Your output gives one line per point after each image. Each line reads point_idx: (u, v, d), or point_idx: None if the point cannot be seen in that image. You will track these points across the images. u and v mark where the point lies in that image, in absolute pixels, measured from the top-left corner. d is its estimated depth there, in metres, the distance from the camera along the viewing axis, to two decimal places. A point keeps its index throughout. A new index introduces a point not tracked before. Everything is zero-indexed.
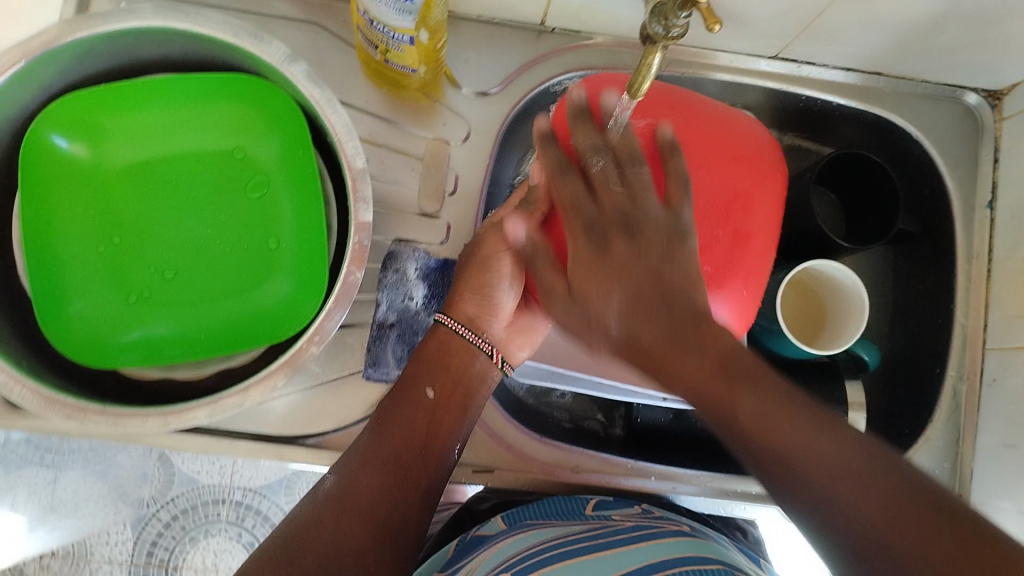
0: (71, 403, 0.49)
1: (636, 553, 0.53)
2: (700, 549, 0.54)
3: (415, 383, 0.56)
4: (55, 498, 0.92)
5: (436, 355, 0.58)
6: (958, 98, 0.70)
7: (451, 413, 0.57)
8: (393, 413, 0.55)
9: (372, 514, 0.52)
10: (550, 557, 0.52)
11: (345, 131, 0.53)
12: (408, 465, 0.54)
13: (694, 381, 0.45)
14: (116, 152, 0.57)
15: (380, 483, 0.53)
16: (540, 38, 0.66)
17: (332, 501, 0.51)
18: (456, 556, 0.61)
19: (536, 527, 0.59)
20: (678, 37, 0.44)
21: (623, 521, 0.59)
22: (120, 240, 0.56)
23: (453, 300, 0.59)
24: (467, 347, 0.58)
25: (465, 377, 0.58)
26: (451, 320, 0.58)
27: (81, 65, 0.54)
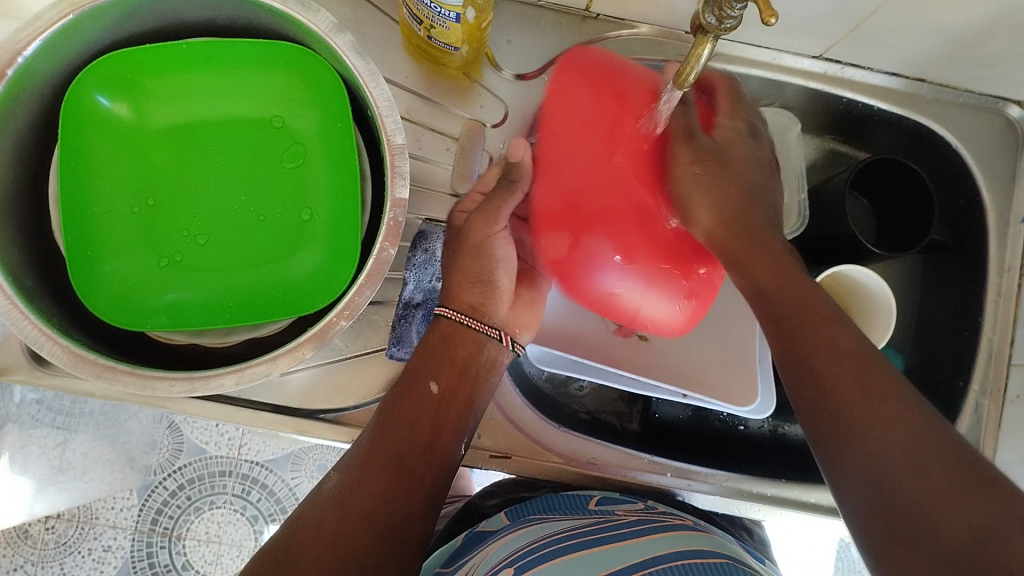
0: (101, 362, 0.49)
1: (641, 545, 0.52)
2: (710, 545, 0.54)
3: (423, 376, 0.55)
4: (64, 461, 0.93)
5: (440, 348, 0.57)
6: (1000, 110, 0.69)
7: (454, 410, 0.56)
8: (400, 405, 0.53)
9: (380, 506, 0.49)
10: (553, 549, 0.52)
11: (387, 107, 0.53)
12: (416, 457, 0.52)
13: (771, 306, 0.51)
14: (156, 114, 0.57)
15: (389, 473, 0.50)
16: (583, 23, 0.66)
17: (336, 498, 0.48)
18: (462, 550, 0.61)
19: (539, 522, 0.59)
20: (730, 29, 0.44)
21: (626, 515, 0.59)
22: (155, 203, 0.56)
23: (452, 292, 0.59)
24: (470, 334, 0.58)
25: (471, 367, 0.57)
26: (453, 311, 0.58)
27: (129, 23, 0.53)
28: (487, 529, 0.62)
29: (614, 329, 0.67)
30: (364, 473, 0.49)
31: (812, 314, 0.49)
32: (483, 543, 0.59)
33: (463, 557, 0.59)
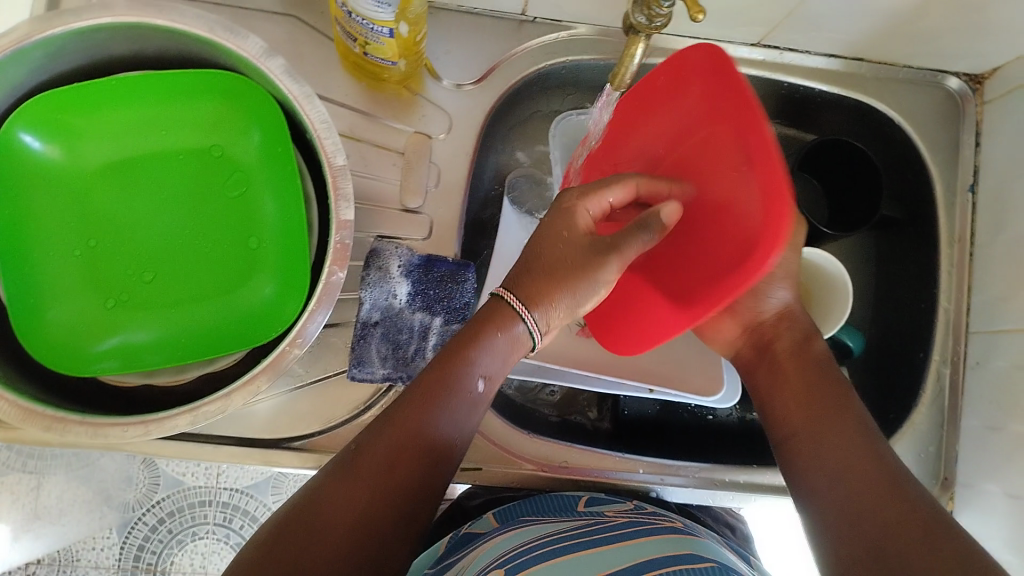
0: (50, 414, 0.48)
1: (633, 549, 0.52)
2: (690, 547, 0.53)
3: (464, 366, 0.50)
4: (39, 505, 0.91)
5: (483, 337, 0.50)
6: (939, 82, 0.70)
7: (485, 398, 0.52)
8: (434, 389, 0.49)
9: (398, 504, 0.46)
10: (547, 551, 0.52)
11: (324, 128, 0.52)
12: (441, 451, 0.48)
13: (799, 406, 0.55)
14: (91, 152, 0.55)
15: (415, 470, 0.47)
16: (521, 27, 0.66)
17: (348, 473, 0.46)
18: (449, 551, 0.60)
19: (530, 523, 0.59)
20: (660, 27, 0.45)
21: (617, 516, 0.59)
22: (97, 244, 0.55)
23: (521, 278, 0.52)
24: (526, 333, 0.52)
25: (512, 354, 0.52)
26: (518, 301, 0.51)
27: (53, 64, 0.52)
28: (474, 531, 0.61)
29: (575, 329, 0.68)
30: (389, 469, 0.46)
31: (828, 392, 0.54)
32: (474, 544, 0.59)
33: (453, 556, 0.59)
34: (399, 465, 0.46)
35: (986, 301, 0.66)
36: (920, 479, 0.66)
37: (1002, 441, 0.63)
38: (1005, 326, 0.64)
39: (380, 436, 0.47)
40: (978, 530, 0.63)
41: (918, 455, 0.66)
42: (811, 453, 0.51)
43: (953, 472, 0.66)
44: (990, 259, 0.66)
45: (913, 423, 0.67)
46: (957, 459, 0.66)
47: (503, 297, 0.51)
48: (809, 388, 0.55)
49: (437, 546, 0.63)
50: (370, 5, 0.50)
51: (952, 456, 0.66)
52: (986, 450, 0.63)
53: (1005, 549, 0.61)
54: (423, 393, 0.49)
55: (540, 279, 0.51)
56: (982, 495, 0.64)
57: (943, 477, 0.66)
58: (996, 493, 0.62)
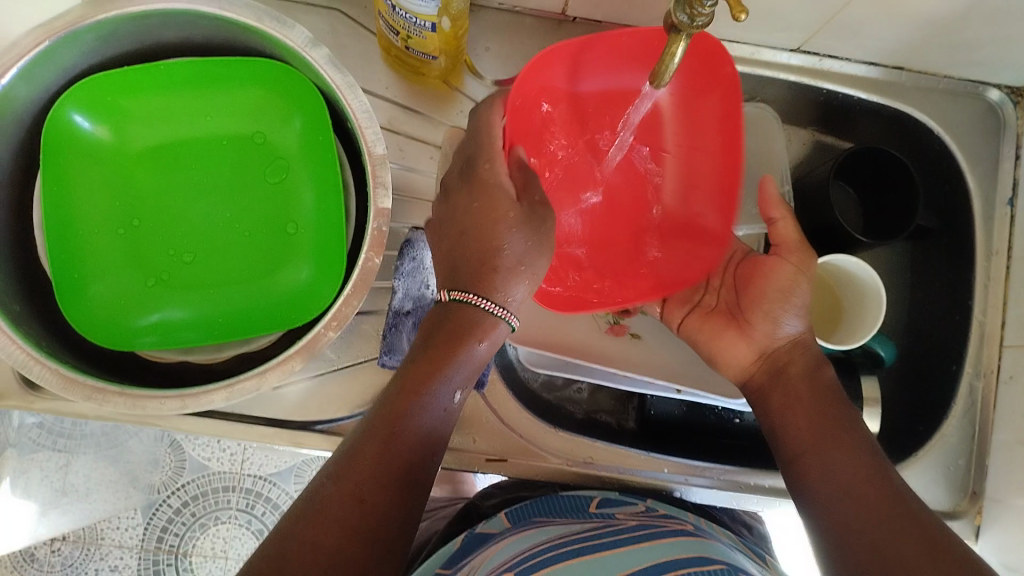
0: (90, 384, 0.50)
1: (641, 553, 0.52)
2: (704, 550, 0.53)
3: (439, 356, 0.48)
4: (67, 482, 0.92)
5: (452, 339, 0.49)
6: (980, 94, 0.69)
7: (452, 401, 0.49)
8: (406, 415, 0.46)
9: (374, 538, 0.43)
10: (558, 552, 0.52)
11: (366, 117, 0.53)
12: (415, 478, 0.46)
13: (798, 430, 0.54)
14: (138, 135, 0.57)
15: (389, 499, 0.44)
16: (560, 27, 0.66)
17: (319, 508, 0.43)
18: (461, 552, 0.60)
19: (542, 525, 0.59)
20: (702, 26, 0.44)
21: (627, 519, 0.59)
22: (140, 223, 0.56)
23: (475, 271, 0.50)
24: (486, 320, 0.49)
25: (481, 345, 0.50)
26: (474, 297, 0.49)
27: (105, 48, 0.54)
28: (488, 531, 0.61)
29: (605, 327, 0.68)
30: (358, 502, 0.43)
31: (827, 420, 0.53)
32: (484, 545, 0.59)
33: (465, 557, 0.59)
34: (370, 496, 0.44)
35: (1020, 316, 0.65)
36: (946, 493, 0.66)
37: None
38: None
39: (346, 466, 0.44)
40: (1004, 544, 0.63)
41: (943, 467, 0.66)
42: (821, 481, 0.50)
43: (982, 488, 0.66)
44: None
45: (944, 435, 0.67)
46: (985, 473, 0.65)
47: (467, 302, 0.49)
48: (823, 414, 0.53)
49: (452, 544, 0.63)
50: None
51: (980, 470, 0.66)
52: (1017, 465, 0.63)
53: None
54: (390, 420, 0.46)
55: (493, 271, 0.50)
56: (1009, 510, 0.63)
57: (971, 491, 0.66)
58: (1023, 509, 0.62)
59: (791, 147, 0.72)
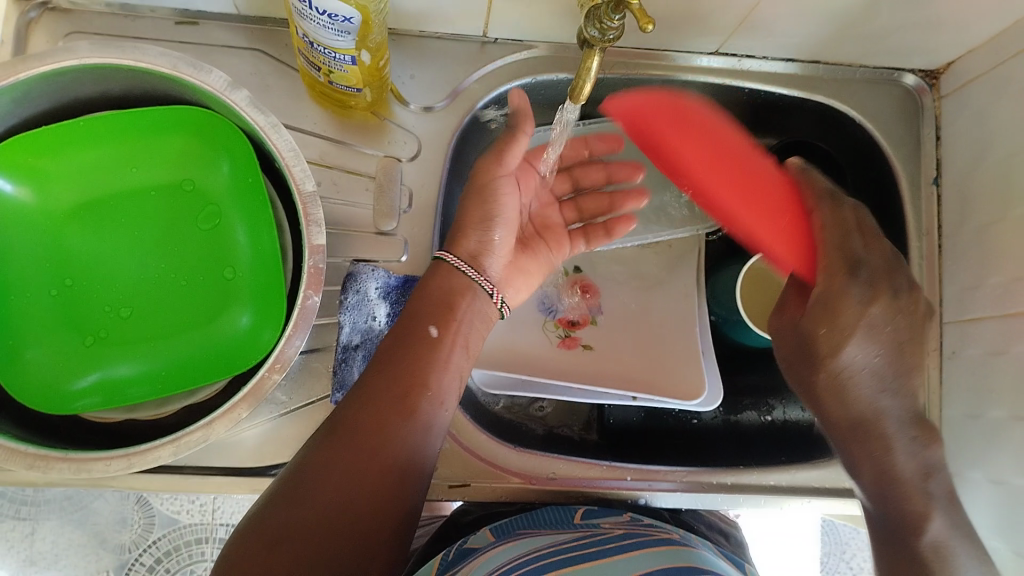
0: (34, 452, 0.48)
1: (630, 562, 0.53)
2: (687, 559, 0.54)
3: (415, 322, 0.56)
4: (34, 551, 0.91)
5: (435, 292, 0.57)
6: (897, 80, 0.71)
7: (455, 351, 0.56)
8: (421, 368, 0.54)
9: (380, 486, 0.50)
10: (542, 565, 0.52)
11: (292, 156, 0.53)
12: (425, 429, 0.53)
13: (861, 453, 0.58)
14: (61, 193, 0.56)
15: (399, 446, 0.52)
16: (483, 49, 0.67)
17: (336, 434, 0.50)
18: (442, 567, 0.60)
19: (525, 536, 0.59)
20: (614, 39, 0.45)
21: (612, 528, 0.60)
22: (73, 283, 0.55)
23: (453, 237, 0.60)
24: (466, 284, 0.58)
25: (465, 315, 0.58)
26: (452, 257, 0.58)
27: (19, 109, 0.53)
28: (471, 546, 0.61)
29: (555, 341, 0.70)
30: (369, 425, 0.51)
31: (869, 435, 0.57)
32: (467, 558, 0.59)
33: (447, 570, 0.59)
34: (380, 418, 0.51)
35: (958, 291, 0.67)
36: None
37: (983, 426, 0.63)
38: (976, 315, 0.65)
39: (358, 407, 0.51)
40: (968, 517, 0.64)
41: None
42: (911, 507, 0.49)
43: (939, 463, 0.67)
44: (957, 249, 0.67)
45: None
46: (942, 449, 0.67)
47: (442, 258, 0.58)
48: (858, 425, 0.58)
49: (430, 567, 0.62)
50: (330, 34, 0.51)
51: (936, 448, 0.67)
52: (969, 439, 0.64)
53: (994, 534, 0.62)
54: (406, 372, 0.53)
55: (468, 235, 0.60)
56: (968, 482, 0.65)
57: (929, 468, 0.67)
58: (980, 481, 0.63)
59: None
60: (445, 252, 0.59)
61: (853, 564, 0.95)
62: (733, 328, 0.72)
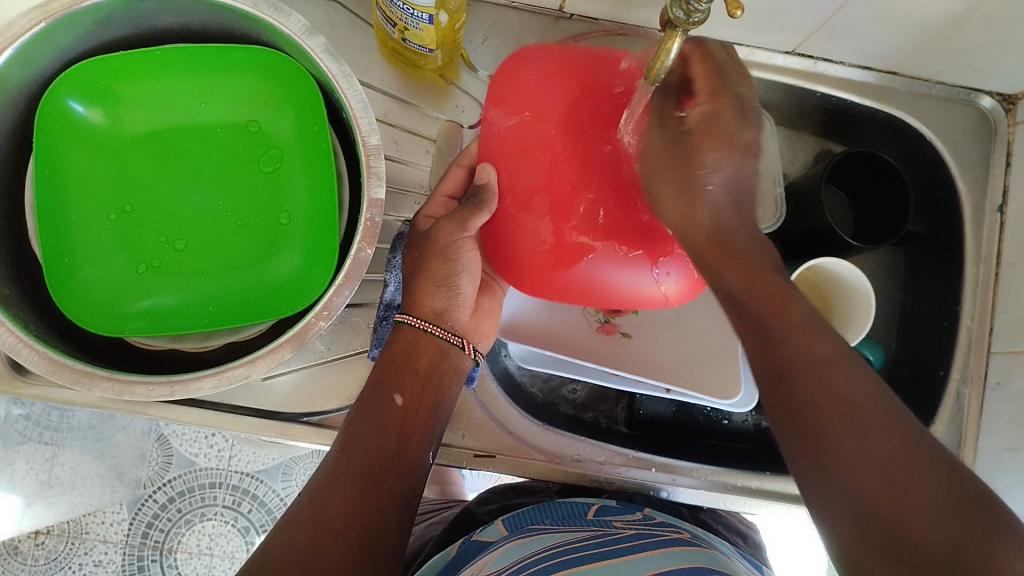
0: (78, 368, 0.49)
1: (642, 563, 0.52)
2: (705, 561, 0.53)
3: (379, 390, 0.53)
4: (52, 475, 0.94)
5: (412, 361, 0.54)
6: (973, 101, 0.70)
7: (419, 420, 0.54)
8: (394, 434, 0.52)
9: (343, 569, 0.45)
10: (552, 563, 0.52)
11: (361, 107, 0.53)
12: (398, 497, 0.50)
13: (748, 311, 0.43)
14: (131, 120, 0.57)
15: (365, 521, 0.48)
16: (558, 23, 0.66)
17: (301, 519, 0.46)
18: (456, 558, 0.60)
19: (540, 532, 0.59)
20: (700, 23, 0.41)
21: (625, 527, 0.58)
22: (133, 209, 0.56)
23: (415, 296, 0.56)
24: (434, 344, 0.55)
25: (435, 377, 0.55)
26: (416, 319, 0.55)
27: (101, 32, 0.54)
28: (484, 539, 0.61)
29: (594, 325, 0.68)
30: (327, 500, 0.47)
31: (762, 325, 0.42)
32: (480, 553, 0.58)
33: (461, 564, 0.58)
34: (340, 495, 0.47)
35: (1009, 322, 0.65)
36: None
37: (1017, 459, 0.62)
38: None
39: (320, 485, 0.48)
40: None
41: None
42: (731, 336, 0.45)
43: None
44: (1014, 280, 0.66)
45: None
46: None
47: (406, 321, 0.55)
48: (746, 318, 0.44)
49: (447, 551, 0.62)
50: None
51: None
52: (1003, 471, 0.63)
53: None
54: (377, 435, 0.51)
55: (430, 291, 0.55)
56: None
57: None
58: None
59: (797, 155, 0.73)
60: (407, 314, 0.55)
61: None
62: None
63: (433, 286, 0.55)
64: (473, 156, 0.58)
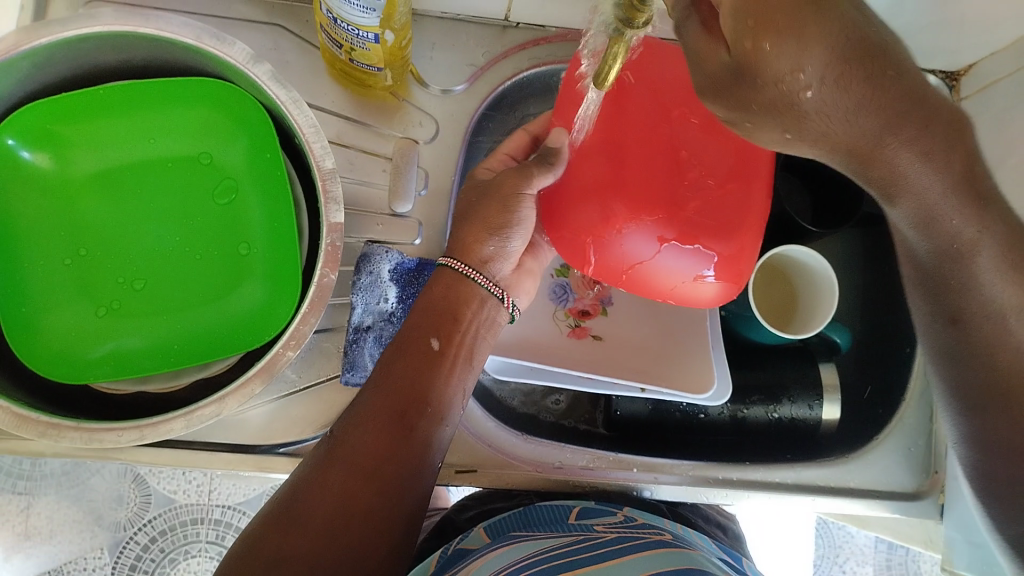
0: (44, 420, 0.48)
1: (624, 567, 0.52)
2: (687, 561, 0.53)
3: (416, 335, 0.53)
4: (30, 525, 0.92)
5: (457, 312, 0.55)
6: None
7: (456, 364, 0.54)
8: (426, 385, 0.52)
9: (370, 508, 0.48)
10: (538, 569, 0.51)
11: (313, 132, 0.53)
12: (430, 438, 0.51)
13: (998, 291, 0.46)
14: (80, 162, 0.56)
15: (396, 459, 0.50)
16: (504, 32, 0.67)
17: (329, 459, 0.49)
18: (438, 569, 0.60)
19: (522, 539, 0.59)
20: (642, 27, 0.42)
21: (607, 531, 0.58)
22: (88, 252, 0.55)
23: (464, 243, 0.56)
24: (473, 291, 0.56)
25: (470, 319, 0.55)
26: (461, 264, 0.56)
27: (41, 74, 0.53)
28: (466, 547, 0.61)
29: (566, 330, 0.69)
30: (353, 442, 0.49)
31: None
32: (464, 560, 0.58)
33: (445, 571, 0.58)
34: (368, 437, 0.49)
35: None
36: (911, 473, 0.66)
37: None
38: None
39: (352, 423, 0.50)
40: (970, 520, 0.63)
41: (907, 449, 0.67)
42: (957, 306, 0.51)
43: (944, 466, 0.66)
44: None
45: (902, 418, 0.67)
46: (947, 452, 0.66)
47: (450, 265, 0.56)
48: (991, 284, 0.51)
49: (429, 561, 0.62)
50: (355, 11, 0.51)
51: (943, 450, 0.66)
52: None
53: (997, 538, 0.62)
54: (407, 387, 0.51)
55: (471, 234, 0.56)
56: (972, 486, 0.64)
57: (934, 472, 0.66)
58: None
59: None
60: (451, 259, 0.56)
61: (847, 567, 0.99)
62: (749, 324, 0.67)
63: (482, 232, 0.56)
64: (542, 128, 0.60)
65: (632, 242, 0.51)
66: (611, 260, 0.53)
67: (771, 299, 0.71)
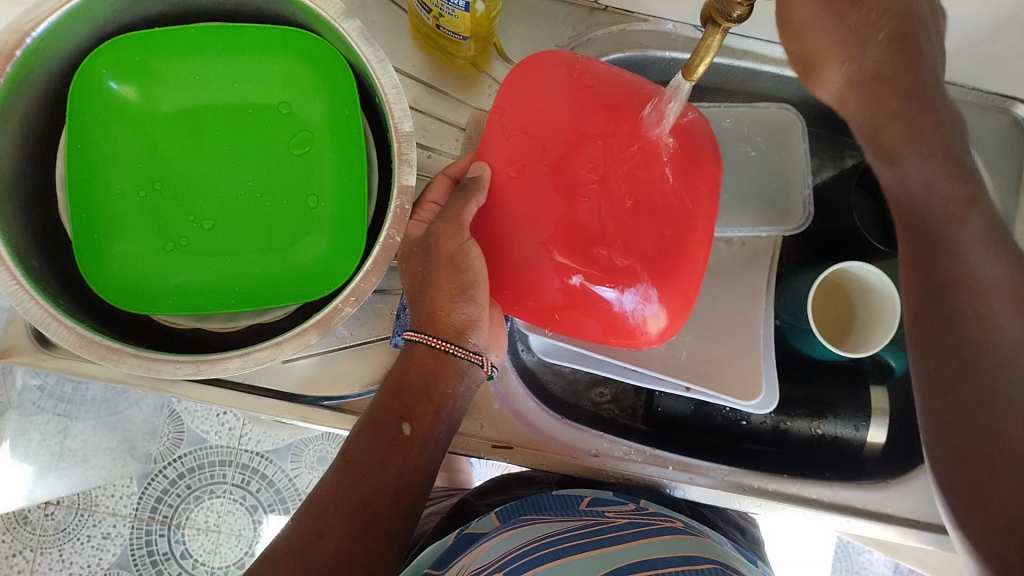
0: (106, 343, 0.49)
1: (629, 553, 0.52)
2: (695, 549, 0.53)
3: (387, 419, 0.52)
4: (64, 447, 0.95)
5: (428, 396, 0.53)
6: (1008, 109, 0.69)
7: (426, 452, 0.53)
8: (388, 471, 0.51)
9: None
10: (542, 554, 0.51)
11: (394, 93, 0.53)
12: (390, 533, 0.51)
13: None
14: (164, 98, 0.57)
15: (353, 559, 0.49)
16: (591, 15, 0.66)
17: (289, 557, 0.48)
18: (452, 549, 0.60)
19: (534, 522, 0.59)
20: (740, 20, 0.40)
21: (618, 517, 0.58)
22: (162, 186, 0.56)
23: (434, 310, 0.53)
24: (450, 365, 0.53)
25: (448, 404, 0.54)
26: (437, 340, 0.53)
27: (137, 7, 0.54)
28: (479, 530, 0.61)
29: None
30: (316, 536, 0.49)
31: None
32: (475, 542, 0.59)
33: (456, 555, 0.59)
34: (329, 532, 0.49)
35: None
36: None
37: None
38: None
39: (315, 513, 0.49)
40: None
41: None
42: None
43: None
44: None
45: None
46: None
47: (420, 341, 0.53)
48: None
49: (444, 542, 0.63)
50: None
51: None
52: None
53: None
54: (370, 471, 0.50)
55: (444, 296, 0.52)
56: None
57: None
58: None
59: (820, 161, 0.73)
60: (423, 334, 0.53)
61: None
62: (801, 336, 0.67)
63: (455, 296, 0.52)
64: (461, 169, 0.55)
65: (546, 267, 0.51)
66: (524, 283, 0.52)
67: (823, 323, 0.70)
